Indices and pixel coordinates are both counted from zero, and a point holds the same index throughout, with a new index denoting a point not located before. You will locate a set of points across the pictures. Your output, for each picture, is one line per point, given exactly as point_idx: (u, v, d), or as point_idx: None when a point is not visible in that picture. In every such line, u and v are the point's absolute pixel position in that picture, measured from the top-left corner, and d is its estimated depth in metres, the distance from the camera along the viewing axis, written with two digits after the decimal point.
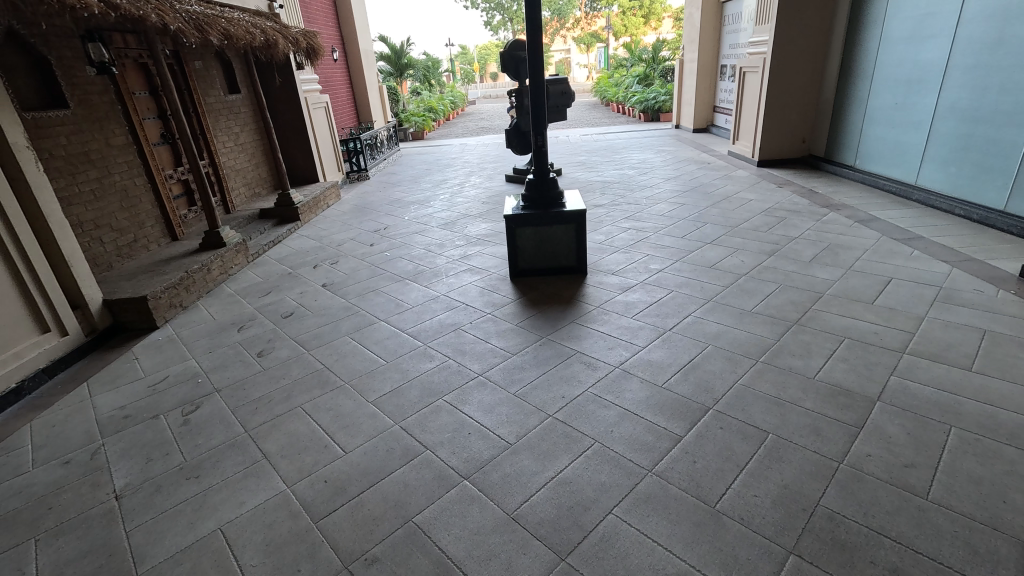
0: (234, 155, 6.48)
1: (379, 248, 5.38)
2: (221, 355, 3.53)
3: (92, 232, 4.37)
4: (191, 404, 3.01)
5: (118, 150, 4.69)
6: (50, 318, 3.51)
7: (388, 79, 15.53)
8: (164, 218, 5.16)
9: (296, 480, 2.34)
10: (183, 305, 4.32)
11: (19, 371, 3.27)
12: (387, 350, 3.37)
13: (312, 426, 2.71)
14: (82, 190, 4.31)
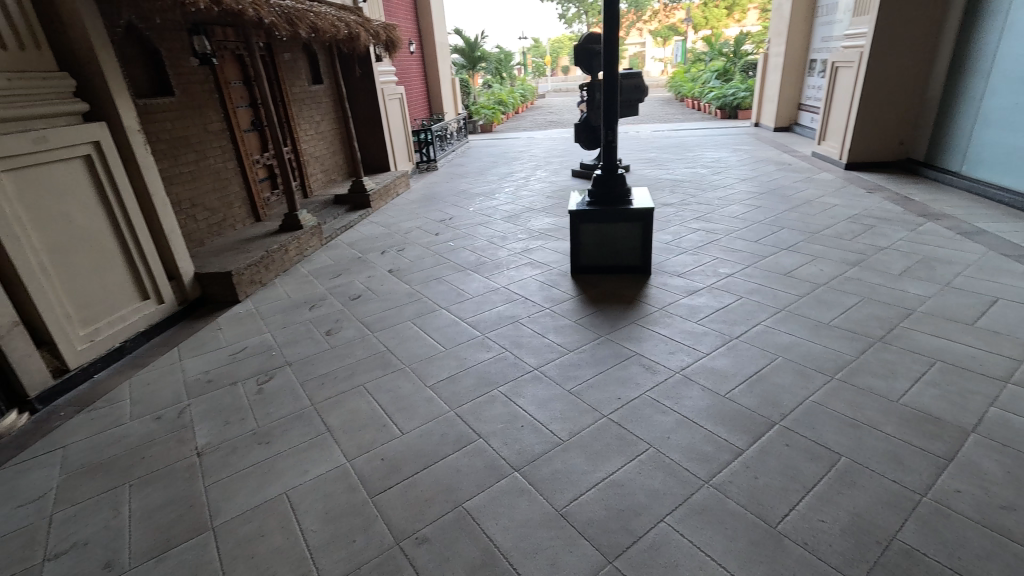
0: (315, 143, 6.85)
1: (444, 237, 5.50)
2: (293, 331, 3.75)
3: (188, 210, 4.77)
4: (265, 375, 3.22)
5: (213, 135, 5.08)
6: (150, 286, 3.88)
7: (462, 72, 15.78)
8: (250, 200, 5.55)
9: (356, 455, 2.46)
10: (263, 282, 4.64)
11: (124, 332, 3.64)
12: (446, 337, 3.45)
13: (372, 404, 2.83)
14: (181, 171, 4.71)
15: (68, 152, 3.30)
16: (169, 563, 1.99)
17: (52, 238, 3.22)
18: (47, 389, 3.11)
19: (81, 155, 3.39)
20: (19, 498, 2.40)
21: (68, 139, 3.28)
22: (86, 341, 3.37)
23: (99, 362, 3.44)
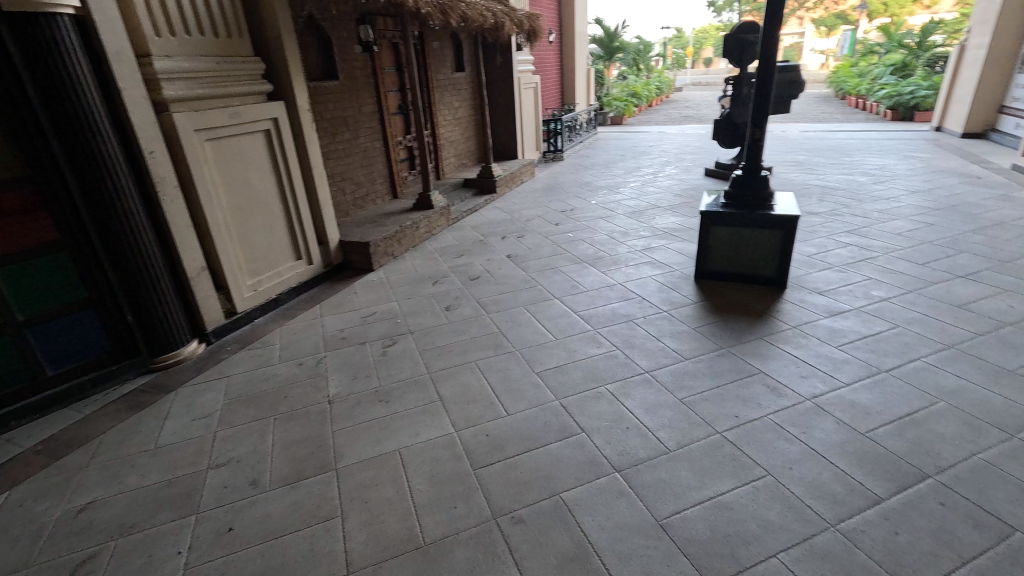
0: (452, 128, 7.21)
1: (564, 228, 5.51)
2: (417, 303, 4.03)
3: (339, 183, 5.29)
4: (389, 340, 3.50)
5: (366, 117, 5.58)
6: (303, 248, 4.40)
7: (598, 63, 15.55)
8: (390, 178, 6.02)
9: (463, 427, 2.58)
10: (394, 254, 5.02)
11: (280, 286, 4.18)
12: (558, 327, 3.47)
13: (482, 382, 2.94)
14: (337, 147, 5.23)
15: (254, 126, 3.85)
16: (299, 491, 2.27)
17: (236, 200, 3.78)
18: (220, 326, 3.69)
19: (263, 130, 3.93)
20: (194, 413, 2.88)
21: (255, 114, 3.83)
22: (251, 290, 3.93)
23: (259, 310, 3.99)
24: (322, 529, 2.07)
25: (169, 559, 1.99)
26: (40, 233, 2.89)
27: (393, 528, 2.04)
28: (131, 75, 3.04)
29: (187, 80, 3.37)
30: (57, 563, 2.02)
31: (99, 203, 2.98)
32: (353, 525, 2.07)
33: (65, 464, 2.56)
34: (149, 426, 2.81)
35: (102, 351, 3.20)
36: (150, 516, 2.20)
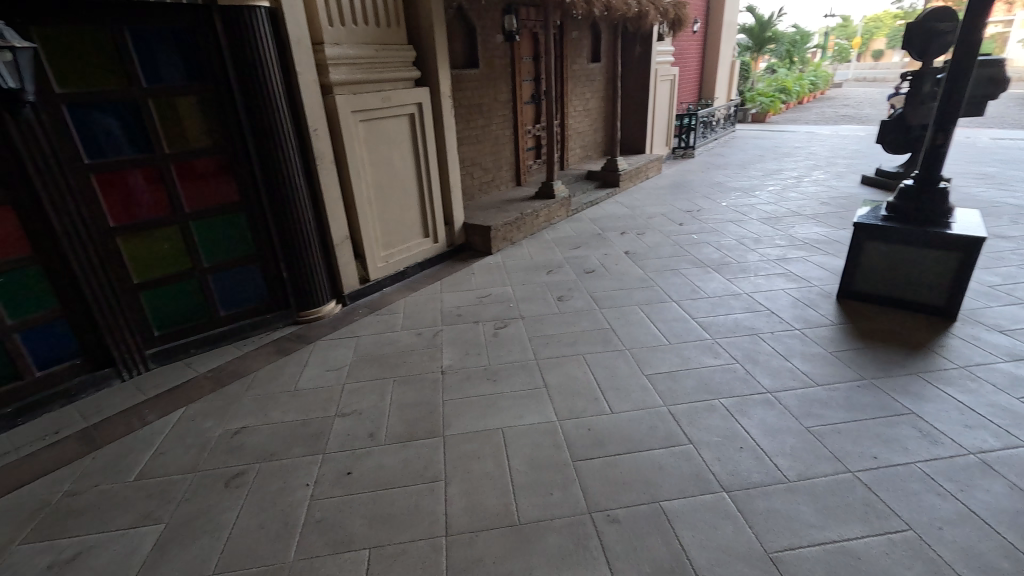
0: (581, 119, 7.17)
1: (688, 229, 5.24)
2: (530, 290, 4.10)
3: (469, 168, 5.52)
4: (501, 322, 3.61)
5: (500, 105, 5.74)
6: (431, 227, 4.68)
7: (744, 55, 14.42)
8: (516, 166, 6.16)
9: (566, 418, 2.59)
10: (512, 240, 5.15)
11: (408, 260, 4.50)
12: (673, 332, 3.32)
13: (588, 376, 2.92)
14: (470, 133, 5.46)
15: (401, 110, 4.16)
16: (409, 450, 2.45)
17: (379, 177, 4.13)
18: (354, 291, 4.07)
19: (407, 113, 4.23)
20: (327, 365, 3.23)
21: (403, 99, 4.13)
22: (383, 261, 4.28)
23: (388, 280, 4.33)
24: (427, 489, 2.21)
25: (299, 488, 2.27)
26: (227, 195, 3.41)
27: (490, 501, 2.13)
28: (307, 61, 3.43)
29: (350, 65, 3.73)
30: (216, 473, 2.40)
31: (271, 173, 3.43)
32: (455, 491, 2.19)
33: (227, 391, 3.02)
34: (292, 371, 3.21)
35: (261, 301, 3.70)
36: (287, 448, 2.52)
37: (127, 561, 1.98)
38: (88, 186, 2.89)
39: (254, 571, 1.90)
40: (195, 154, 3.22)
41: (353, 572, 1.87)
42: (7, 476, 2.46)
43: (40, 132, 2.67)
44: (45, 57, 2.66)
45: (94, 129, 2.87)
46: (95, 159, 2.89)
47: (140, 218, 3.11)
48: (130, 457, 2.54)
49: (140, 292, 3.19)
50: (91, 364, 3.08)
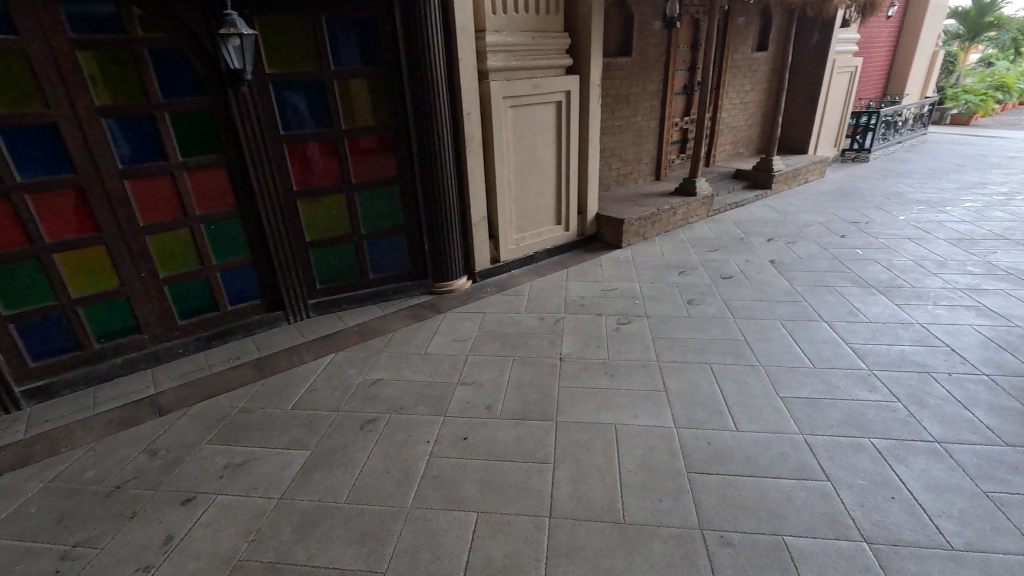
0: (735, 113, 6.64)
1: (851, 242, 4.63)
2: (659, 289, 3.95)
3: (608, 158, 5.42)
4: (625, 318, 3.54)
5: (649, 95, 5.55)
6: (564, 215, 4.71)
7: (951, 44, 12.19)
8: (657, 159, 5.93)
9: (685, 426, 2.47)
10: (645, 236, 4.99)
11: (538, 245, 4.59)
12: (819, 354, 2.98)
13: (714, 387, 2.75)
14: (615, 123, 5.34)
15: (549, 97, 4.21)
16: (522, 428, 2.53)
17: (520, 162, 4.25)
18: (485, 269, 4.27)
19: (555, 101, 4.28)
20: (454, 335, 3.45)
21: (552, 86, 4.18)
22: (515, 244, 4.42)
23: (517, 263, 4.46)
24: (535, 469, 2.27)
25: (420, 443, 2.47)
26: (386, 170, 3.75)
27: (597, 494, 2.12)
28: (468, 48, 3.62)
29: (507, 52, 3.86)
30: (354, 415, 2.71)
31: (425, 152, 3.71)
32: (562, 476, 2.22)
33: (368, 346, 3.38)
34: (423, 336, 3.47)
35: (404, 269, 4.05)
36: (413, 405, 2.76)
37: (281, 475, 2.33)
38: (281, 154, 3.38)
39: (378, 508, 2.12)
40: (365, 131, 3.58)
41: (461, 530, 2.00)
42: (202, 387, 3.02)
43: (252, 106, 3.18)
44: (261, 43, 3.13)
45: (290, 105, 3.33)
46: (289, 132, 3.37)
47: (316, 185, 3.56)
48: (289, 389, 2.97)
49: (310, 249, 3.68)
50: (266, 303, 3.65)
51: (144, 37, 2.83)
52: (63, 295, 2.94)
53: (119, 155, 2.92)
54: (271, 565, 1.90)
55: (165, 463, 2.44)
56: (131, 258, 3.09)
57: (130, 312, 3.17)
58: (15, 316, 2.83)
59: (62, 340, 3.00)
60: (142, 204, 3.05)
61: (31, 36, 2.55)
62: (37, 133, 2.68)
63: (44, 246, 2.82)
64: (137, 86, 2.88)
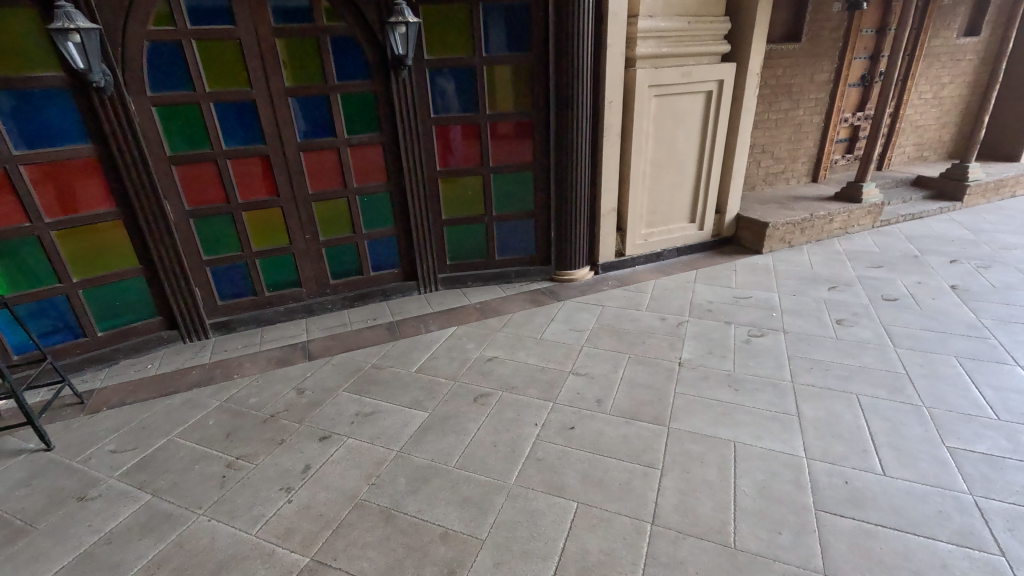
0: (924, 109, 5.68)
1: None
2: (802, 303, 3.56)
3: (758, 155, 4.96)
4: (758, 330, 3.25)
5: (815, 87, 4.96)
6: (700, 213, 4.44)
7: None
8: (816, 159, 5.31)
9: (817, 458, 2.22)
10: (791, 243, 4.51)
11: (667, 243, 4.38)
12: (1007, 405, 2.47)
13: (859, 421, 2.42)
14: (771, 117, 4.86)
15: (698, 87, 3.97)
16: (631, 428, 2.46)
17: (659, 154, 4.07)
18: (608, 262, 4.19)
19: (705, 91, 4.02)
20: (571, 324, 3.45)
21: (704, 75, 3.93)
22: (643, 239, 4.27)
23: (643, 258, 4.31)
24: (641, 472, 2.20)
25: (528, 425, 2.53)
26: (522, 155, 3.83)
27: (705, 510, 1.99)
28: (618, 34, 3.53)
29: (658, 39, 3.70)
30: (469, 387, 2.85)
31: (562, 140, 3.71)
32: (669, 485, 2.12)
33: (487, 324, 3.52)
34: (540, 321, 3.53)
35: (528, 254, 4.13)
36: (524, 386, 2.82)
37: (400, 431, 2.54)
38: (429, 136, 3.62)
39: (483, 478, 2.22)
40: (506, 116, 3.68)
41: (559, 516, 2.01)
42: (343, 341, 3.40)
43: (409, 90, 3.43)
44: (423, 30, 3.36)
45: (442, 90, 3.53)
46: (438, 114, 3.59)
47: (457, 166, 3.76)
48: (414, 353, 3.22)
49: (444, 227, 3.91)
50: (402, 273, 3.98)
51: (327, 26, 3.19)
52: (247, 248, 3.47)
53: (298, 130, 3.35)
54: (386, 510, 2.09)
55: (309, 402, 2.79)
56: (299, 221, 3.55)
57: (294, 268, 3.65)
58: (212, 262, 3.41)
59: (243, 285, 3.57)
60: (311, 175, 3.48)
61: (244, 26, 3.01)
62: (240, 109, 3.17)
63: (237, 205, 3.35)
64: (318, 70, 3.26)
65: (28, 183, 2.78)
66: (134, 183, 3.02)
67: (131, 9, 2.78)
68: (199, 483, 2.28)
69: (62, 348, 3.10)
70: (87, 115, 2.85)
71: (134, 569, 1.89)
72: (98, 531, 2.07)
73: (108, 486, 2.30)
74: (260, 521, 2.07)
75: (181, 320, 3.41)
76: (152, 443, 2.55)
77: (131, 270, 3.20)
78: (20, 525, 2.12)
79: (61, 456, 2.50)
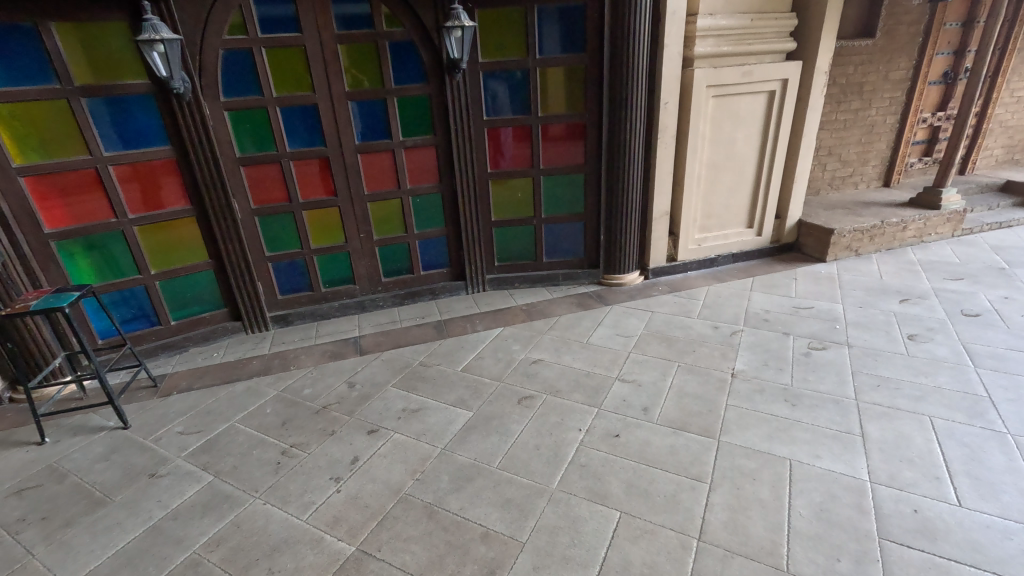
0: (1015, 109, 5.21)
1: None
2: (869, 316, 3.34)
3: (824, 158, 4.71)
4: (819, 343, 3.08)
5: (890, 85, 4.65)
6: (758, 218, 4.26)
7: None
8: (889, 163, 4.98)
9: (883, 482, 2.07)
10: (859, 251, 4.25)
11: (722, 248, 4.23)
12: None
13: (932, 445, 2.24)
14: (839, 118, 4.60)
15: (760, 87, 3.81)
16: (679, 439, 2.39)
17: (716, 157, 3.94)
18: (659, 267, 4.09)
19: (767, 91, 3.85)
20: (619, 330, 3.39)
21: (766, 74, 3.77)
22: (696, 244, 4.14)
23: (695, 264, 4.18)
24: (689, 485, 2.13)
25: (572, 430, 2.50)
26: (573, 157, 3.80)
27: (756, 530, 1.91)
28: (677, 33, 3.44)
29: (718, 37, 3.58)
30: (514, 389, 2.86)
31: (614, 142, 3.65)
32: (718, 500, 2.04)
33: (534, 326, 3.52)
34: (587, 325, 3.49)
35: (576, 256, 4.10)
36: (569, 390, 2.80)
37: (445, 428, 2.58)
38: (481, 137, 3.66)
39: (525, 481, 2.22)
40: (558, 118, 3.67)
41: (601, 525, 1.98)
42: (393, 338, 3.49)
43: (462, 92, 3.48)
44: (478, 33, 3.40)
45: (494, 92, 3.56)
46: (490, 116, 3.62)
47: (507, 168, 3.78)
48: (460, 353, 3.26)
49: (494, 228, 3.94)
50: (451, 273, 4.04)
51: (386, 31, 3.28)
52: (306, 245, 3.63)
53: (356, 132, 3.46)
54: (429, 506, 2.13)
55: (359, 396, 2.89)
56: (355, 221, 3.68)
57: (349, 265, 3.78)
58: (273, 258, 3.59)
59: (301, 281, 3.73)
60: (367, 175, 3.59)
61: (309, 33, 3.15)
62: (303, 112, 3.32)
63: (298, 204, 3.51)
64: (376, 74, 3.37)
65: (115, 182, 3.03)
66: (206, 183, 3.23)
67: (210, 20, 2.97)
68: (256, 468, 2.41)
69: (140, 334, 3.36)
70: (167, 119, 3.07)
71: (196, 544, 2.02)
72: (166, 506, 2.22)
73: (175, 465, 2.46)
74: (311, 508, 2.16)
75: (244, 312, 3.61)
76: (215, 427, 2.72)
77: (202, 264, 3.43)
78: (99, 496, 2.30)
79: (136, 434, 2.70)
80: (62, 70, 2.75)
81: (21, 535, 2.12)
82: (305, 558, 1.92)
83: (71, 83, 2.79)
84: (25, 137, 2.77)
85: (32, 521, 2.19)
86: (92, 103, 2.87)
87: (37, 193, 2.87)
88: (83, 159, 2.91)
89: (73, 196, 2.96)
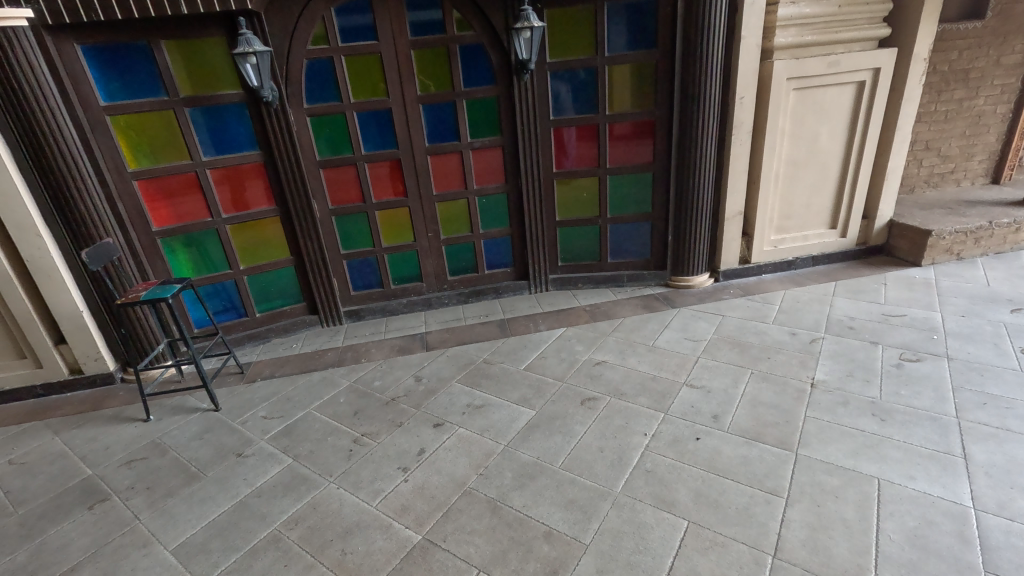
0: None
1: None
2: (974, 326, 3.03)
3: (920, 153, 4.31)
4: (913, 354, 2.83)
5: (1001, 71, 4.19)
6: (842, 218, 3.98)
7: None
8: (998, 156, 4.49)
9: (990, 511, 1.87)
10: (961, 255, 3.86)
11: (801, 250, 3.98)
12: None
13: None
14: (939, 109, 4.19)
15: (848, 78, 3.56)
16: (752, 450, 2.28)
17: (797, 153, 3.72)
18: (730, 269, 3.92)
19: (857, 81, 3.59)
20: (687, 333, 3.28)
21: (856, 64, 3.50)
22: (772, 245, 3.93)
23: (771, 266, 3.96)
24: (762, 498, 2.02)
25: (637, 434, 2.45)
26: (641, 156, 3.72)
27: (840, 551, 1.78)
28: (756, 23, 3.27)
29: (801, 26, 3.38)
30: (577, 389, 2.85)
31: (685, 140, 3.54)
32: (796, 517, 1.93)
33: (598, 326, 3.48)
34: (652, 328, 3.40)
35: (641, 257, 4.01)
36: (634, 393, 2.75)
37: (509, 425, 2.61)
38: (547, 137, 3.66)
39: (588, 482, 2.20)
40: (625, 116, 3.60)
41: (668, 533, 1.92)
42: (457, 334, 3.57)
43: (529, 92, 3.49)
44: (547, 33, 3.40)
45: (560, 92, 3.56)
46: (556, 116, 3.62)
47: (573, 168, 3.76)
48: (523, 352, 3.28)
49: (559, 227, 3.94)
50: (515, 272, 4.07)
51: (457, 35, 3.36)
52: (378, 244, 3.79)
53: (426, 135, 3.58)
54: (492, 501, 2.16)
55: (426, 390, 2.98)
56: (423, 221, 3.80)
57: (416, 263, 3.91)
58: (348, 255, 3.78)
59: (373, 277, 3.90)
60: (437, 175, 3.70)
61: (385, 40, 3.28)
62: (377, 117, 3.47)
63: (371, 204, 3.67)
64: (447, 77, 3.46)
65: (211, 184, 3.31)
66: (289, 184, 3.44)
67: (296, 32, 3.17)
68: (331, 454, 2.54)
69: (230, 325, 3.65)
70: (256, 126, 3.30)
71: (277, 521, 2.16)
72: (251, 484, 2.40)
73: (259, 447, 2.65)
74: (380, 494, 2.25)
75: (320, 307, 3.81)
76: (295, 414, 2.90)
77: (284, 260, 3.66)
78: (194, 471, 2.52)
79: (226, 416, 2.93)
80: (170, 83, 3.04)
81: (130, 502, 2.36)
82: (375, 543, 2.01)
83: (176, 95, 3.07)
84: (139, 144, 3.09)
85: (139, 490, 2.43)
86: (194, 113, 3.15)
87: (147, 194, 3.19)
88: (185, 164, 3.21)
89: (176, 198, 3.27)
